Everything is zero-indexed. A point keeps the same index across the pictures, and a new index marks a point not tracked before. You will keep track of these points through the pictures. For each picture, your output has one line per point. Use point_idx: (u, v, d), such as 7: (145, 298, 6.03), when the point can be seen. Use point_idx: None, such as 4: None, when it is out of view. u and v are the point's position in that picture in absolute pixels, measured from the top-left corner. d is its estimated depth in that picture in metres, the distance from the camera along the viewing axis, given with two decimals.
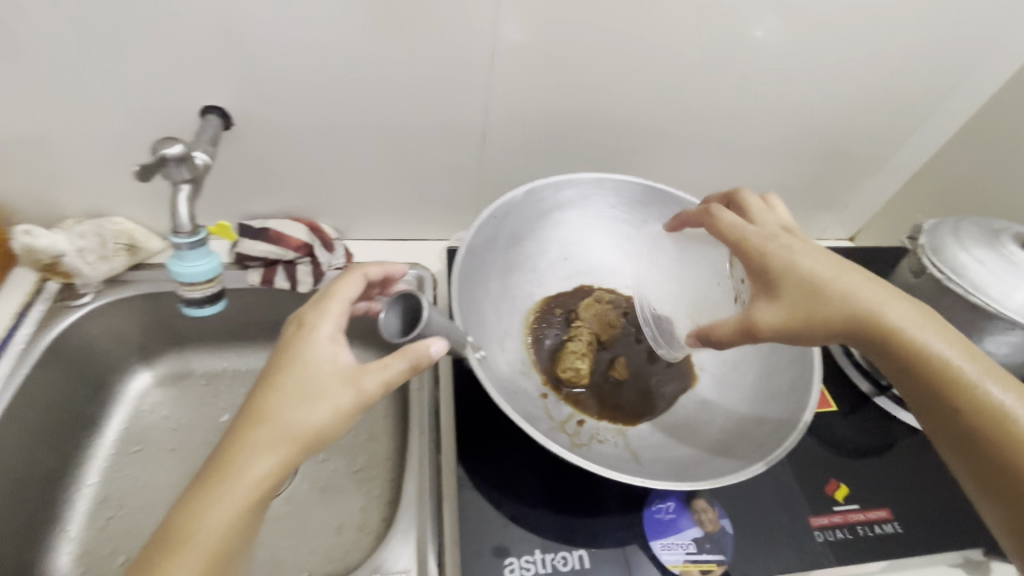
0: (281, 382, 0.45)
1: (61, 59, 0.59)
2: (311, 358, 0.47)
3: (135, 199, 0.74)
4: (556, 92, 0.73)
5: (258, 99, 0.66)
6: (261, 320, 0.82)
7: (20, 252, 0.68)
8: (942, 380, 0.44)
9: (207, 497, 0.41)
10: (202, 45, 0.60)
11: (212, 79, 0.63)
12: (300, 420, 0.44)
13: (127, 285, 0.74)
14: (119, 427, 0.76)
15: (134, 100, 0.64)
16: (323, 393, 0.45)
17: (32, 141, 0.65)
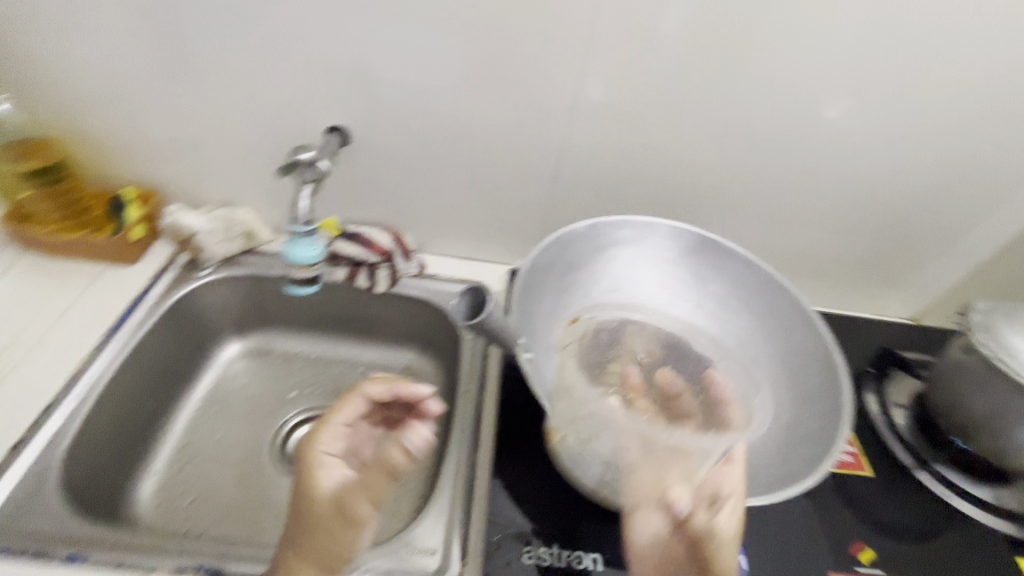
0: (297, 512, 0.53)
1: (233, 77, 0.74)
2: (312, 488, 0.54)
3: (257, 196, 0.88)
4: (628, 142, 0.81)
5: (372, 121, 0.79)
6: (339, 314, 0.93)
7: (167, 228, 0.84)
8: None
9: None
10: (342, 78, 0.74)
11: (339, 101, 0.76)
12: (313, 552, 0.49)
13: (239, 265, 0.87)
14: (207, 387, 0.88)
15: (276, 111, 0.78)
16: (323, 524, 0.50)
17: (193, 136, 0.80)
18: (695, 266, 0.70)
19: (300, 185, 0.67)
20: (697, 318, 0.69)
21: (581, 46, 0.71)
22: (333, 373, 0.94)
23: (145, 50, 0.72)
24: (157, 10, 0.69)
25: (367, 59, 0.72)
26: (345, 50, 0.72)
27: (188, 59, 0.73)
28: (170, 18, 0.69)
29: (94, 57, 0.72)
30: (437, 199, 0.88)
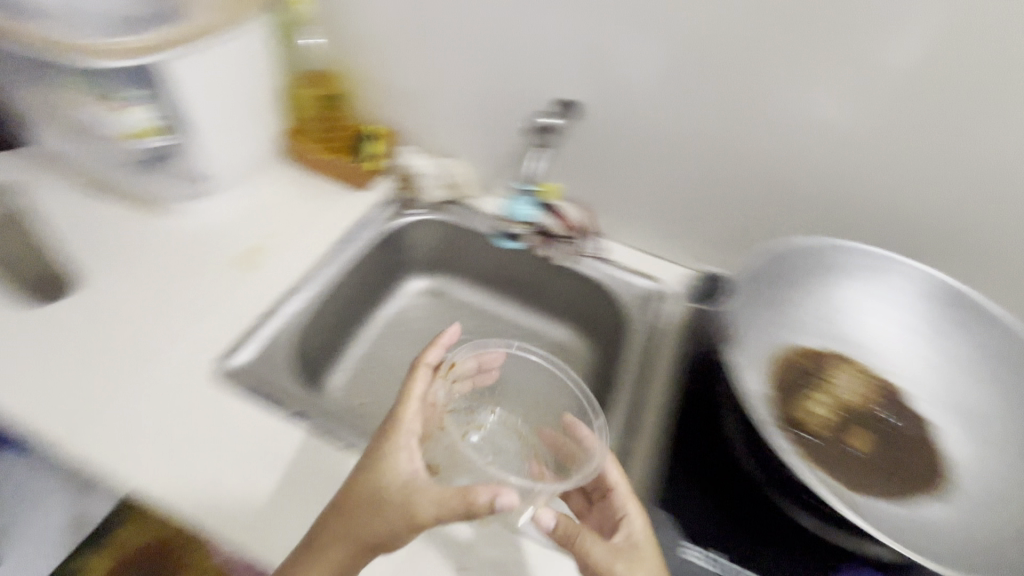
0: (357, 488, 0.52)
1: (491, 40, 0.81)
2: (381, 472, 0.52)
3: (474, 152, 0.95)
4: (883, 161, 0.71)
5: (602, 94, 0.79)
6: (515, 276, 0.99)
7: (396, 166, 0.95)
8: None
9: (307, 556, 0.51)
10: (589, 53, 0.76)
11: (578, 70, 0.78)
12: (364, 528, 0.50)
13: (445, 211, 0.96)
14: (393, 311, 0.99)
15: (515, 72, 0.82)
16: (386, 508, 0.50)
17: (440, 88, 0.89)
18: (934, 320, 0.62)
19: None
20: (922, 376, 0.61)
21: (875, 40, 0.63)
22: (495, 330, 1.01)
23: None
24: None
25: (617, 29, 0.73)
26: (601, 26, 0.73)
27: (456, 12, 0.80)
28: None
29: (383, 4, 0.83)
30: (639, 185, 0.87)
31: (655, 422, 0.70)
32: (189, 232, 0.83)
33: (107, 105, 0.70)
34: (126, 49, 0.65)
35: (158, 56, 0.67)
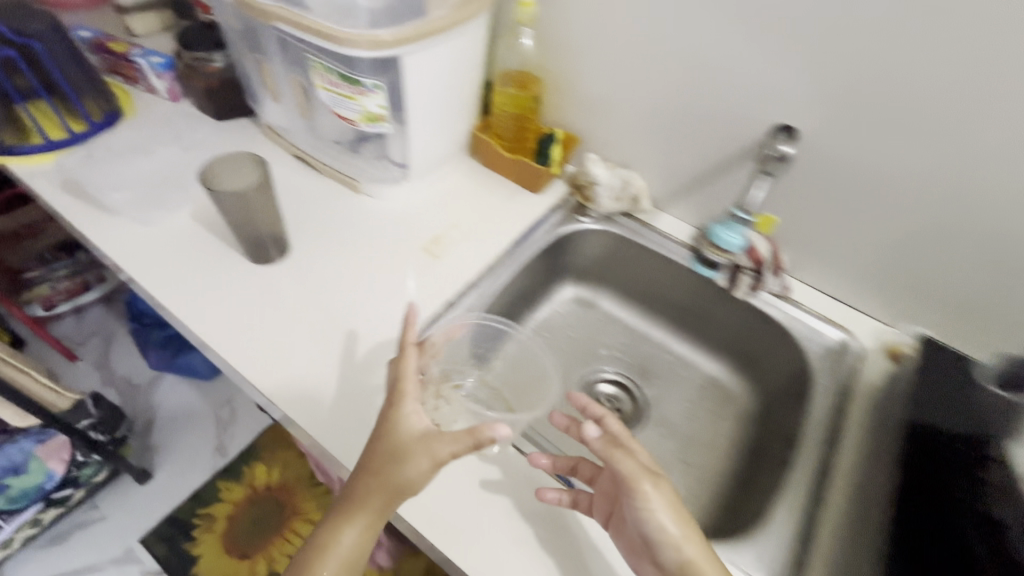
0: (379, 446, 0.57)
1: (704, 55, 0.75)
2: (396, 431, 0.57)
3: (655, 166, 0.90)
4: None
5: (844, 124, 0.69)
6: (675, 300, 0.94)
7: (575, 171, 0.93)
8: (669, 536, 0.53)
9: (349, 508, 0.57)
10: (825, 77, 0.67)
11: (823, 93, 0.69)
12: (387, 478, 0.55)
13: (615, 224, 0.93)
14: (542, 315, 0.98)
15: (740, 90, 0.74)
16: (404, 456, 0.55)
17: (632, 97, 0.85)
18: None
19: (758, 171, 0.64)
20: None
21: None
22: (643, 351, 0.97)
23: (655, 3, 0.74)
24: None
25: (894, 54, 0.62)
26: (849, 50, 0.64)
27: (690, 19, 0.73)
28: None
29: (604, 4, 0.78)
30: (854, 227, 0.77)
31: (842, 500, 0.63)
32: (382, 215, 0.87)
33: (349, 89, 0.71)
34: (380, 36, 0.65)
35: (404, 47, 0.67)
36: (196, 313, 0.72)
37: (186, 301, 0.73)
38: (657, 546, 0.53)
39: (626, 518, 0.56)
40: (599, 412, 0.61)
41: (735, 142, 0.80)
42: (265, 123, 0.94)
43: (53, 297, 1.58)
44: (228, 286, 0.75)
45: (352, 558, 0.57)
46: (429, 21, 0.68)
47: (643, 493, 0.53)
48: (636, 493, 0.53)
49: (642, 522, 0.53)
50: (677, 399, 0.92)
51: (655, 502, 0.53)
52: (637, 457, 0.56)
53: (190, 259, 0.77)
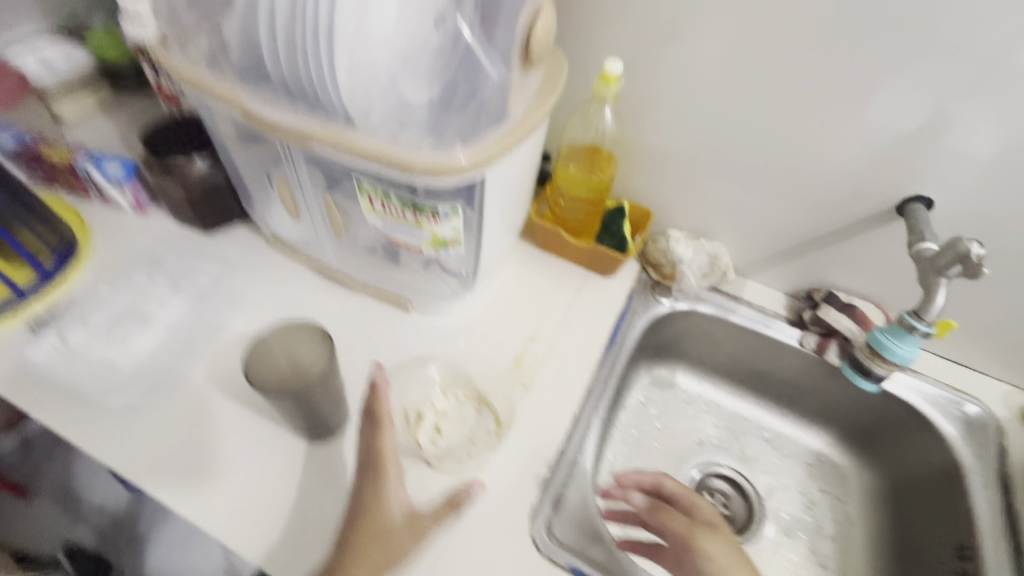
0: (367, 545, 0.50)
1: (816, 124, 0.63)
2: (384, 524, 0.51)
3: (739, 234, 0.79)
4: None
5: (994, 196, 0.61)
6: (771, 374, 0.85)
7: (649, 246, 0.80)
8: None
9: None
10: (972, 146, 0.58)
11: (973, 162, 0.59)
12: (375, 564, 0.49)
13: (702, 300, 0.82)
14: (627, 410, 0.85)
15: (863, 161, 0.64)
16: (396, 536, 0.51)
17: (716, 165, 0.73)
18: None
19: (934, 275, 0.54)
20: None
21: None
22: (737, 431, 0.88)
23: (758, 73, 0.62)
24: (784, 43, 0.59)
25: None
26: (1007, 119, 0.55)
27: (808, 89, 0.61)
28: (821, 43, 0.57)
29: (690, 67, 0.65)
30: (985, 293, 0.69)
31: None
32: (448, 337, 0.71)
33: (416, 216, 0.56)
34: (459, 155, 0.50)
35: (491, 164, 0.52)
36: (262, 542, 0.53)
37: (240, 523, 0.54)
38: None
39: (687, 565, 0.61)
40: (652, 479, 0.70)
41: (846, 212, 0.70)
42: (272, 234, 0.76)
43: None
44: (293, 488, 0.57)
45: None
46: (513, 124, 0.53)
47: (704, 547, 0.59)
48: (697, 549, 0.59)
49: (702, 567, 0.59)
50: (790, 486, 0.83)
51: (714, 550, 0.58)
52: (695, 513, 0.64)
53: (227, 455, 0.58)
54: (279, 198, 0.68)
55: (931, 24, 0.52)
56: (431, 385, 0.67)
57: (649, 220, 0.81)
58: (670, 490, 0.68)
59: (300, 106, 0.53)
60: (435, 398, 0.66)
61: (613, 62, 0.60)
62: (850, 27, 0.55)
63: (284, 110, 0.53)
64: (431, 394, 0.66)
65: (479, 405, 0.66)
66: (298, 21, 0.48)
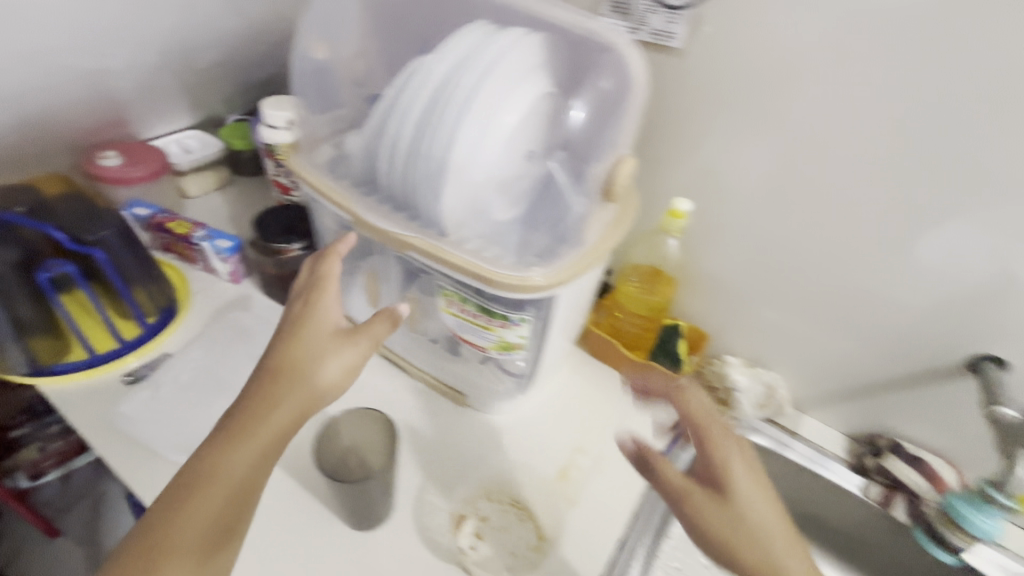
0: (291, 377, 0.49)
1: (882, 275, 0.65)
2: (302, 348, 0.51)
3: (798, 367, 0.78)
4: None
5: None
6: (832, 522, 0.79)
7: (705, 370, 0.80)
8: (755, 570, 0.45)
9: (234, 441, 0.45)
10: None
11: None
12: (309, 382, 0.49)
13: (757, 432, 0.79)
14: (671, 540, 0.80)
15: (929, 315, 0.64)
16: (329, 353, 0.51)
17: (777, 298, 0.74)
18: None
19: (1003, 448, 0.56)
20: None
21: None
22: None
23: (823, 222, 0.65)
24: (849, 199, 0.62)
25: None
26: None
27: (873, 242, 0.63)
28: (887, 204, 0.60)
29: (755, 210, 0.69)
30: None
31: None
32: (498, 436, 0.72)
33: (488, 320, 0.60)
34: (536, 275, 0.53)
35: (567, 281, 0.55)
36: None
37: None
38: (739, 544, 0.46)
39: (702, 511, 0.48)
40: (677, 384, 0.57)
41: (913, 359, 0.69)
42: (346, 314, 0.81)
43: (41, 462, 1.16)
44: None
45: (227, 506, 0.43)
46: (587, 249, 0.56)
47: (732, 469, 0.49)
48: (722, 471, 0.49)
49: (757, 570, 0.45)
50: None
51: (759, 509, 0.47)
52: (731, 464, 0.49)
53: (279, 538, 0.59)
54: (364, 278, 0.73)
55: (998, 201, 0.55)
56: (477, 485, 0.67)
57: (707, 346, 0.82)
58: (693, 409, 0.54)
59: (403, 216, 0.59)
60: (477, 500, 0.65)
61: (682, 202, 0.66)
62: (914, 194, 0.58)
63: (386, 221, 0.58)
64: (474, 495, 0.65)
65: (521, 516, 0.64)
66: (414, 150, 0.54)
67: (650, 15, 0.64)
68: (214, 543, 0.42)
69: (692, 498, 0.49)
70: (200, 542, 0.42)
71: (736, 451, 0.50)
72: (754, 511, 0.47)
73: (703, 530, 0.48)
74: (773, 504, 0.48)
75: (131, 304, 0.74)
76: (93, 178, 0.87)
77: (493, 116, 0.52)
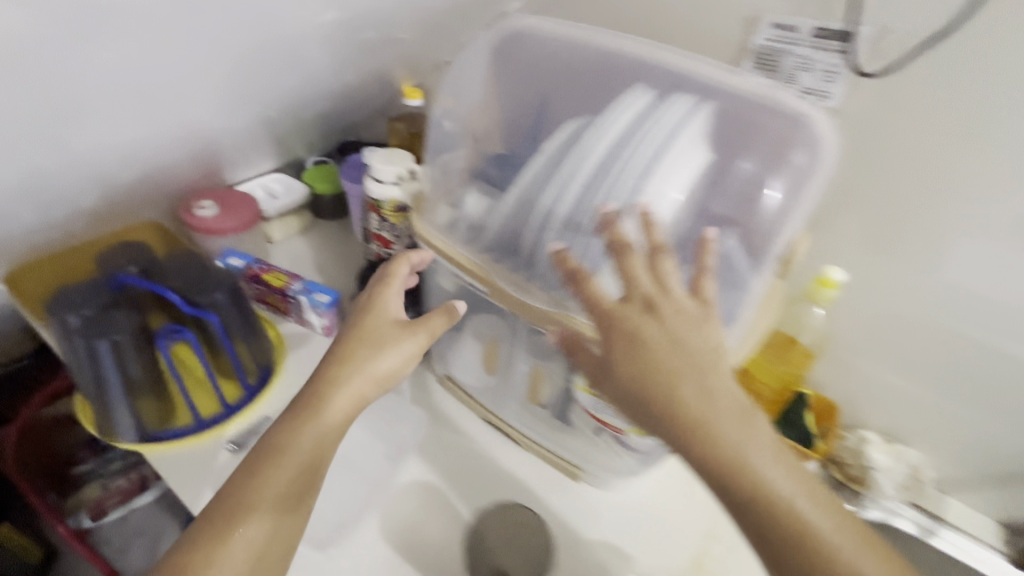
0: (355, 356, 0.56)
1: None
2: (366, 336, 0.58)
3: (944, 448, 0.71)
4: None
5: None
6: None
7: (842, 448, 0.73)
8: (776, 526, 0.38)
9: (301, 419, 0.53)
10: None
11: None
12: (373, 367, 0.56)
13: (898, 514, 0.71)
14: None
15: None
16: (387, 345, 0.57)
17: (924, 375, 0.67)
18: None
19: None
20: None
21: None
22: None
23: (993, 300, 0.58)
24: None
25: None
26: None
27: None
28: None
29: (910, 281, 0.62)
30: None
31: None
32: (619, 519, 0.66)
33: None
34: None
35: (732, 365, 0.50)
36: None
37: None
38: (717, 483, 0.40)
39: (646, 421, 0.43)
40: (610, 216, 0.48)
41: None
42: (447, 374, 0.77)
43: (105, 500, 0.98)
44: None
45: (298, 478, 0.51)
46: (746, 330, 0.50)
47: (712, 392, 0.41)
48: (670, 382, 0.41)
49: (754, 498, 0.39)
50: None
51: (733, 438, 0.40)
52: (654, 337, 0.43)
53: None
54: (472, 332, 0.71)
55: None
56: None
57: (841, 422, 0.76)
58: (672, 305, 0.43)
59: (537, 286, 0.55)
60: None
61: (834, 270, 0.61)
62: None
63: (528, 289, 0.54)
64: None
65: None
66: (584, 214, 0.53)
67: (802, 72, 0.60)
68: (291, 509, 0.50)
69: (682, 416, 0.41)
70: (270, 523, 0.48)
71: (696, 336, 0.43)
72: (719, 414, 0.40)
73: (636, 402, 0.43)
74: (761, 436, 0.41)
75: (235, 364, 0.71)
76: (189, 228, 0.86)
77: (665, 184, 0.51)
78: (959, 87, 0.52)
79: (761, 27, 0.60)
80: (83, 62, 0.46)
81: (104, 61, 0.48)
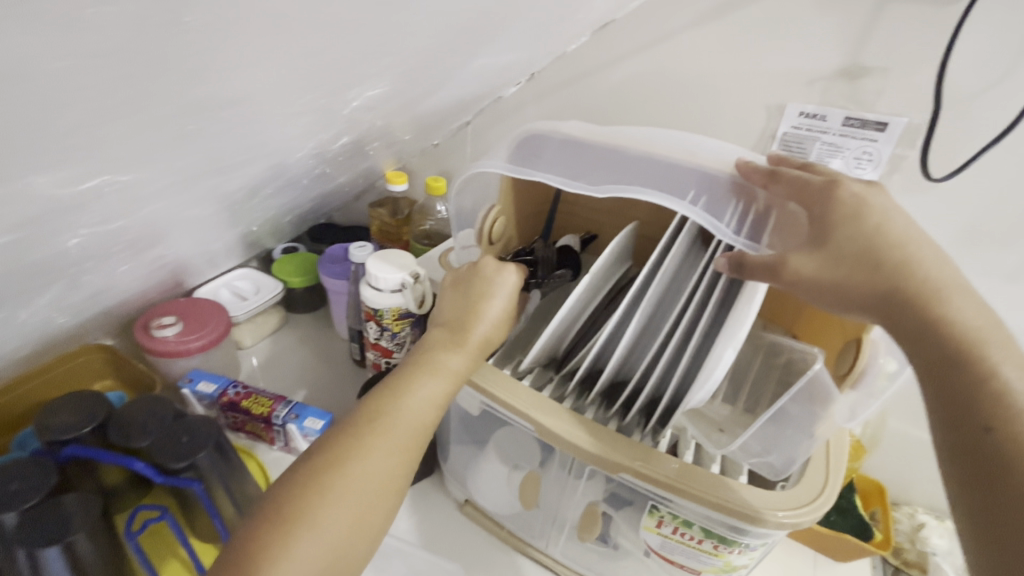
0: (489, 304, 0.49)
1: None
2: (493, 286, 0.50)
3: None
4: None
5: None
6: None
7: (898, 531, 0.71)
8: (975, 388, 0.31)
9: (450, 346, 0.47)
10: None
11: None
12: (498, 324, 0.49)
13: None
14: None
15: None
16: (514, 305, 0.50)
17: None
18: None
19: None
20: None
21: None
22: None
23: None
24: None
25: None
26: None
27: None
28: None
29: None
30: None
31: None
32: None
33: (716, 546, 0.49)
34: (778, 513, 0.43)
35: (823, 503, 0.44)
36: None
37: None
38: (906, 336, 0.35)
39: (846, 224, 0.39)
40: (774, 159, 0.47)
41: None
42: (468, 499, 0.68)
43: None
44: None
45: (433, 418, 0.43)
46: (829, 468, 0.47)
47: (919, 261, 0.36)
48: (889, 239, 0.38)
49: (952, 355, 0.33)
50: None
51: (958, 310, 0.34)
52: (885, 220, 0.39)
53: None
54: (496, 450, 0.60)
55: None
56: None
57: (898, 505, 0.74)
58: (886, 197, 0.41)
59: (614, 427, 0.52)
60: None
61: None
62: None
63: (578, 447, 0.48)
64: None
65: None
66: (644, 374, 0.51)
67: (832, 156, 0.58)
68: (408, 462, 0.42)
69: (907, 300, 0.35)
70: (358, 513, 0.38)
71: (923, 235, 0.38)
72: (939, 275, 0.36)
73: (848, 270, 0.38)
74: (990, 326, 0.33)
75: (210, 510, 0.55)
76: (143, 348, 0.72)
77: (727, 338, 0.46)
78: (986, 181, 0.53)
79: (786, 114, 0.59)
80: (36, 253, 0.31)
81: (70, 237, 0.31)
